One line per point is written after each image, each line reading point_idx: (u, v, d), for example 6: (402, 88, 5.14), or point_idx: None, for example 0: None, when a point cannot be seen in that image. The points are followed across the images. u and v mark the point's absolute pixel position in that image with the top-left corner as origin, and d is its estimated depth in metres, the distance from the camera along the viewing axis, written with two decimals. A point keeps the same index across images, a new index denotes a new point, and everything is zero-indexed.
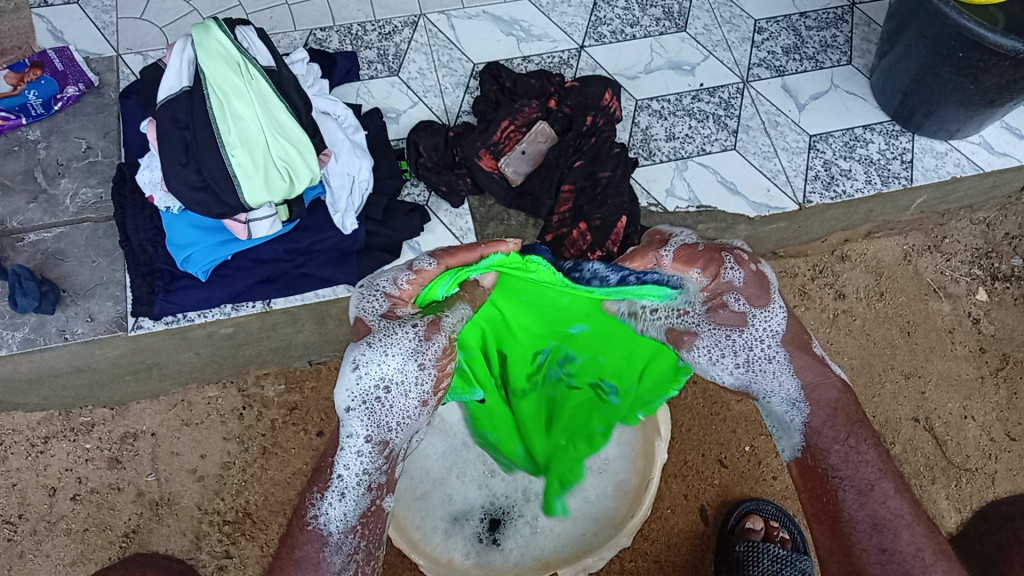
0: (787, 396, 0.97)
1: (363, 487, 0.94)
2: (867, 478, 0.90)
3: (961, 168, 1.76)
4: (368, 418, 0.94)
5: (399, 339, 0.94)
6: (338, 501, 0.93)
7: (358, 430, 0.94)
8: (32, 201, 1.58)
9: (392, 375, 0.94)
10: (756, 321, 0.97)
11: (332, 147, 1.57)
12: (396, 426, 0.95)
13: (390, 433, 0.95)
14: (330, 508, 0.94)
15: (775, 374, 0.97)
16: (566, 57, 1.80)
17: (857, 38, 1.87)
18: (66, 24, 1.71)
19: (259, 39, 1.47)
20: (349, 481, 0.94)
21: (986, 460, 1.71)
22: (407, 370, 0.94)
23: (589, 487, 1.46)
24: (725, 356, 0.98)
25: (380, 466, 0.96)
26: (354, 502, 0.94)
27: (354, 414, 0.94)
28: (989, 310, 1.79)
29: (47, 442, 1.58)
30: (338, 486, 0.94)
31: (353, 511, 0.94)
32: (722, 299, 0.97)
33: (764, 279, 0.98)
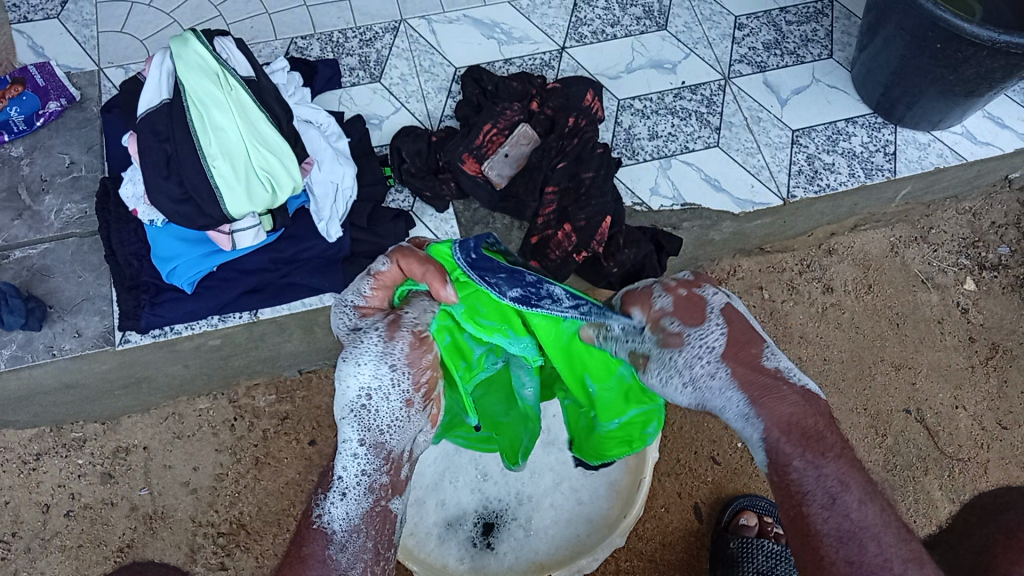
0: (739, 410, 0.88)
1: (363, 487, 0.94)
2: (827, 490, 0.82)
3: (945, 159, 1.76)
4: (358, 422, 0.94)
5: (365, 345, 0.95)
6: (339, 500, 0.94)
7: (351, 433, 0.94)
8: (16, 218, 1.58)
9: (368, 381, 0.94)
10: (691, 338, 0.90)
11: (315, 156, 1.57)
12: (389, 428, 0.95)
13: (382, 437, 0.95)
14: (332, 508, 0.95)
15: (722, 390, 0.89)
16: (548, 58, 1.80)
17: (838, 32, 1.87)
18: (46, 40, 1.71)
19: (238, 49, 1.48)
20: (349, 480, 0.95)
21: (978, 449, 1.72)
22: (381, 374, 0.95)
23: (581, 486, 1.48)
24: (671, 378, 0.91)
25: (380, 467, 0.95)
26: (354, 503, 0.95)
27: (343, 422, 0.95)
28: (977, 300, 1.80)
29: (39, 459, 1.58)
30: (339, 486, 0.95)
31: (354, 511, 0.95)
32: (660, 323, 0.93)
33: (698, 300, 0.93)
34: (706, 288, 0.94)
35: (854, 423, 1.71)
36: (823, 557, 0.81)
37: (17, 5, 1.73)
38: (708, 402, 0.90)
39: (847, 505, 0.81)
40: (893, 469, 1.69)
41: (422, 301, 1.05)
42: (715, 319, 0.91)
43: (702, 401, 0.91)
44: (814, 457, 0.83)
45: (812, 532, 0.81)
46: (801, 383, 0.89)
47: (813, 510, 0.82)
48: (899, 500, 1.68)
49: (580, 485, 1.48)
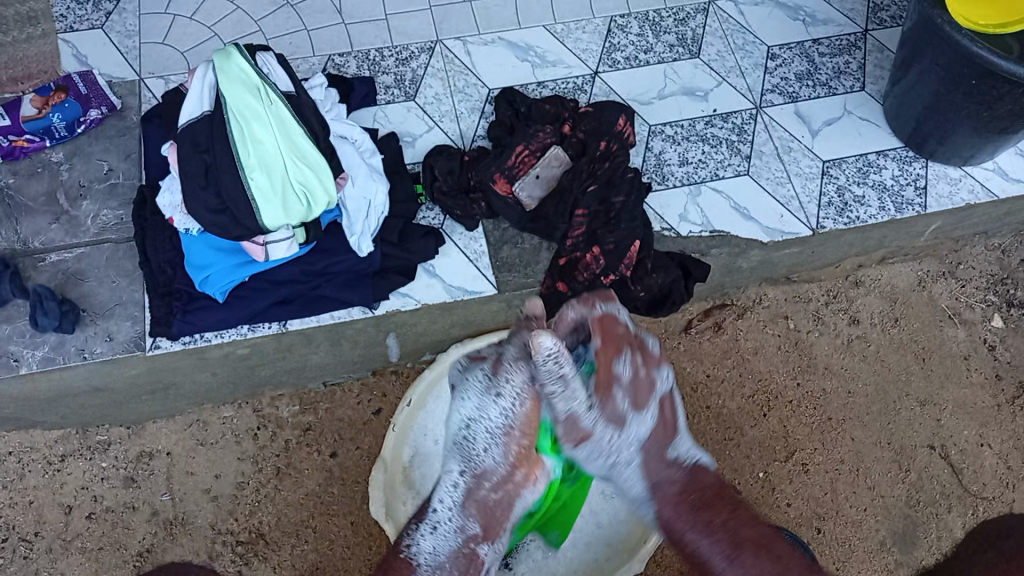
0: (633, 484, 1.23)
1: (451, 521, 1.24)
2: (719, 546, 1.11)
3: (975, 195, 1.76)
4: (461, 456, 1.25)
5: (471, 382, 1.25)
6: (430, 534, 1.23)
7: (454, 466, 1.26)
8: (54, 222, 1.60)
9: (472, 415, 1.24)
10: (632, 426, 1.19)
11: (349, 171, 1.58)
12: (487, 456, 1.24)
13: (478, 467, 1.24)
14: (421, 539, 1.23)
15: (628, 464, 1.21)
16: (580, 83, 1.82)
17: (870, 65, 1.89)
18: (90, 49, 1.75)
19: (279, 65, 1.51)
20: (441, 513, 1.24)
21: (1003, 489, 1.70)
22: (488, 405, 1.23)
23: (601, 510, 1.50)
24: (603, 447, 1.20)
25: (464, 509, 1.24)
26: (446, 536, 1.23)
27: (452, 456, 1.26)
28: (1004, 337, 1.79)
29: (64, 460, 1.60)
30: (433, 518, 1.24)
31: (440, 545, 1.22)
32: (613, 392, 1.17)
33: (649, 384, 1.19)
34: (659, 371, 1.21)
35: (877, 456, 1.70)
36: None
37: (64, 15, 1.77)
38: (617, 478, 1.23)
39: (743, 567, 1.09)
40: (916, 505, 1.67)
41: (523, 336, 1.20)
42: (652, 411, 1.20)
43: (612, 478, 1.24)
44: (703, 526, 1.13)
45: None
46: (691, 460, 1.23)
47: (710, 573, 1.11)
48: (922, 537, 1.66)
49: (599, 508, 1.50)
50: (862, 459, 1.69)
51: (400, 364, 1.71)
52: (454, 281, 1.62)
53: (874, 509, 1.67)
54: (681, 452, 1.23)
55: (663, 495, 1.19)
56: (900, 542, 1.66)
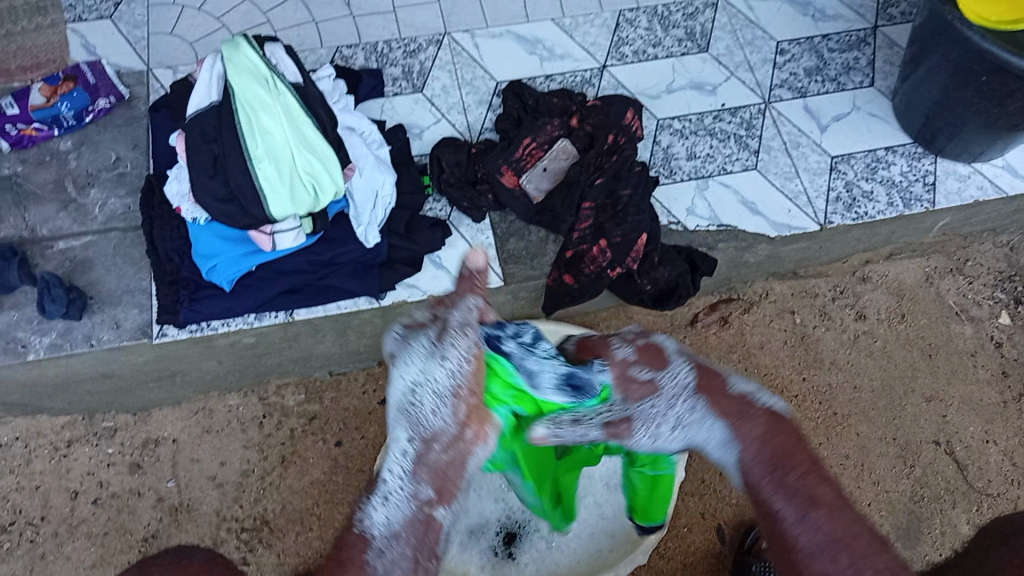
0: (690, 435, 0.97)
1: (404, 493, 0.91)
2: (797, 504, 0.83)
3: (984, 191, 1.75)
4: (408, 421, 0.97)
5: (415, 347, 0.99)
6: (381, 504, 0.91)
7: (401, 433, 0.97)
8: (62, 210, 1.60)
9: (414, 378, 0.97)
10: (666, 381, 0.98)
11: (357, 163, 1.60)
12: (436, 417, 0.95)
13: (426, 429, 0.95)
14: (374, 512, 0.91)
15: (701, 421, 0.95)
16: (589, 76, 1.82)
17: (879, 61, 1.88)
18: (100, 39, 1.75)
19: (288, 56, 1.51)
20: (391, 484, 0.93)
21: (1009, 486, 1.69)
22: (432, 369, 0.96)
23: (605, 501, 1.49)
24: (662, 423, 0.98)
25: (417, 476, 0.93)
26: (399, 505, 0.91)
27: (398, 423, 0.98)
28: (1012, 334, 1.79)
29: (70, 446, 1.60)
30: (382, 490, 0.93)
31: (395, 516, 0.90)
32: (630, 380, 1.00)
33: (657, 350, 1.01)
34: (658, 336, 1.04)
35: (882, 452, 1.69)
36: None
37: (73, 5, 1.78)
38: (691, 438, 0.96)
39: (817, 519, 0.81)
40: (921, 501, 1.67)
41: (472, 300, 0.97)
42: (678, 366, 0.99)
43: (688, 442, 0.98)
44: (779, 476, 0.86)
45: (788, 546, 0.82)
46: (766, 404, 0.94)
47: (783, 526, 0.82)
48: (926, 533, 1.65)
49: (604, 500, 1.49)
50: (866, 454, 1.69)
51: None
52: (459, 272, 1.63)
53: (879, 504, 1.66)
54: (747, 389, 0.97)
55: (744, 435, 0.91)
56: (904, 537, 1.65)
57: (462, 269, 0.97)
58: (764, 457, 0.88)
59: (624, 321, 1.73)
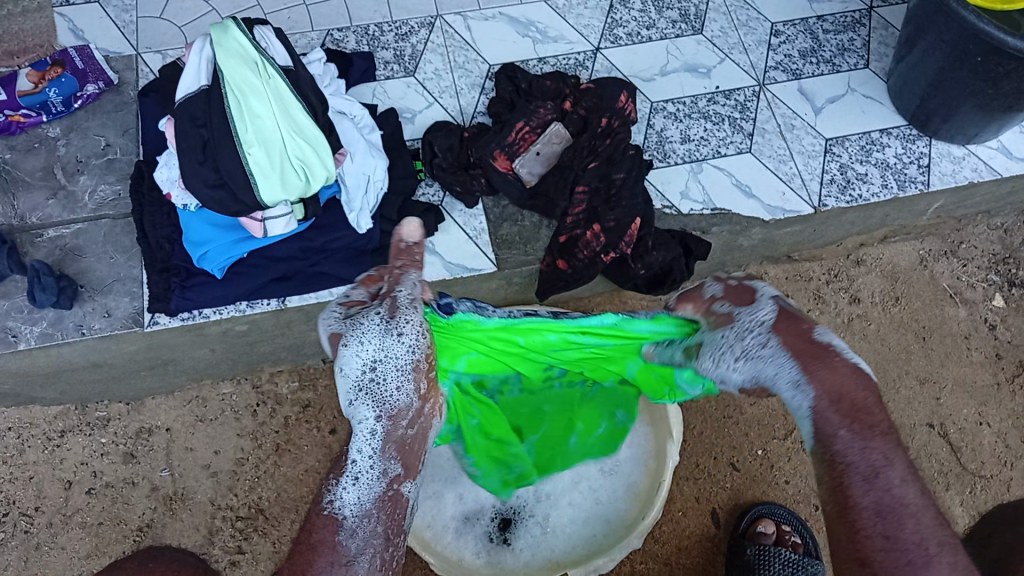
0: (789, 379, 0.94)
1: (375, 472, 1.03)
2: (871, 464, 0.88)
3: (979, 173, 1.75)
4: (369, 402, 1.03)
5: (366, 325, 1.01)
6: (352, 484, 1.03)
7: (367, 413, 1.04)
8: (51, 197, 1.59)
9: (372, 359, 1.01)
10: (742, 316, 0.99)
11: (348, 147, 1.57)
12: (399, 394, 1.04)
13: (390, 407, 1.04)
14: (345, 492, 1.03)
15: (773, 357, 0.95)
16: (582, 58, 1.81)
17: (874, 42, 1.87)
18: (87, 23, 1.73)
19: (277, 39, 1.49)
20: (362, 465, 1.03)
21: (1000, 467, 1.70)
22: (391, 346, 1.01)
23: (600, 486, 1.48)
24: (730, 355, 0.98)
25: (387, 451, 1.05)
26: (372, 481, 1.04)
27: (357, 404, 1.04)
28: (1005, 316, 1.79)
29: (63, 436, 1.59)
30: (353, 471, 1.03)
31: (367, 495, 1.03)
32: (710, 312, 1.03)
33: (748, 290, 1.01)
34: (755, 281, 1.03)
35: None
36: (858, 531, 0.87)
37: None
38: (761, 375, 0.97)
39: (889, 479, 0.88)
40: None
41: (414, 274, 1.03)
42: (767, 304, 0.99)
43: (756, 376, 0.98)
44: (862, 428, 0.90)
45: (851, 503, 0.88)
46: (854, 359, 0.95)
47: (851, 481, 0.89)
48: None
49: (599, 485, 1.48)
50: None
51: None
52: (452, 257, 1.62)
53: None
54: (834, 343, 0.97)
55: (824, 381, 0.92)
56: None
57: (399, 243, 1.04)
58: (827, 403, 0.92)
59: (618, 306, 1.73)
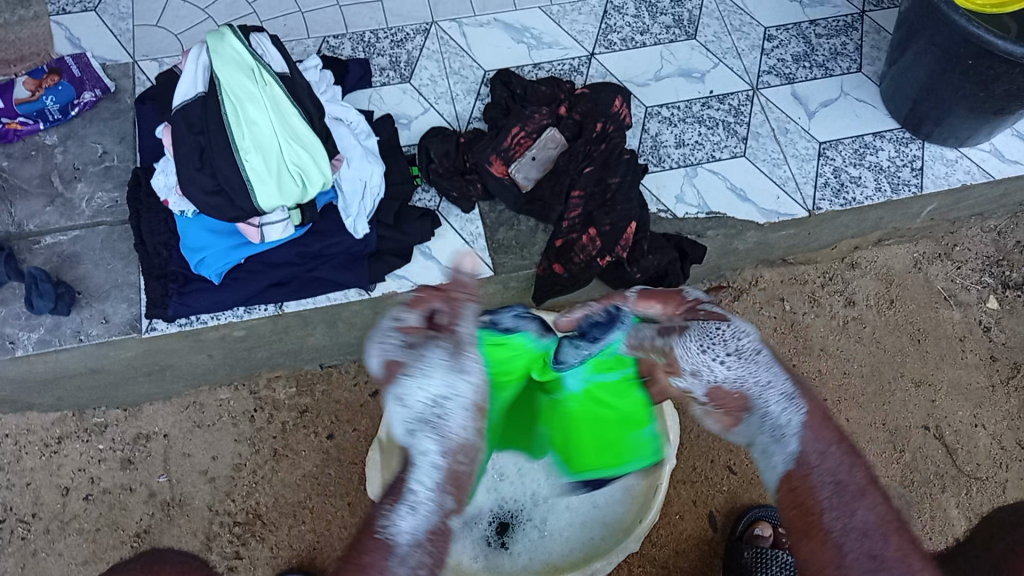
0: (782, 393, 0.88)
1: (434, 507, 0.80)
2: (857, 485, 0.81)
3: (972, 175, 1.76)
4: (432, 437, 0.83)
5: (431, 355, 0.84)
6: (409, 513, 0.79)
7: (429, 445, 0.82)
8: (49, 204, 1.60)
9: (438, 390, 0.83)
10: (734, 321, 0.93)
11: (345, 154, 1.59)
12: (465, 430, 0.84)
13: (456, 443, 0.83)
14: (400, 521, 0.79)
15: (765, 366, 0.91)
16: (577, 64, 1.82)
17: (866, 46, 1.88)
18: (84, 32, 1.74)
19: (274, 46, 1.50)
20: (422, 496, 0.80)
21: (997, 469, 1.70)
22: (458, 381, 0.84)
23: (598, 491, 1.46)
24: (717, 346, 0.91)
25: (451, 492, 0.82)
26: (428, 516, 0.80)
27: (413, 439, 0.83)
28: (1000, 318, 1.80)
29: (61, 442, 1.60)
30: (410, 500, 0.80)
31: (423, 528, 0.79)
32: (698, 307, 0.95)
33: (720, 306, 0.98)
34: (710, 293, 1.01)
35: (872, 437, 1.70)
36: (845, 555, 0.77)
37: None
38: (750, 378, 0.89)
39: (876, 507, 0.79)
40: (911, 485, 1.68)
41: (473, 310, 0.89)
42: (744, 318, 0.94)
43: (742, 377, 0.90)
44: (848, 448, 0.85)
45: (826, 526, 0.78)
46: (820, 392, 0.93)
47: (823, 510, 0.80)
48: (916, 518, 1.67)
49: (597, 489, 1.46)
50: (857, 440, 1.70)
51: None
52: (449, 263, 1.62)
53: None
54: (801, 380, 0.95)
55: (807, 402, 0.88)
56: None
57: (457, 277, 0.88)
58: (813, 420, 0.87)
59: None
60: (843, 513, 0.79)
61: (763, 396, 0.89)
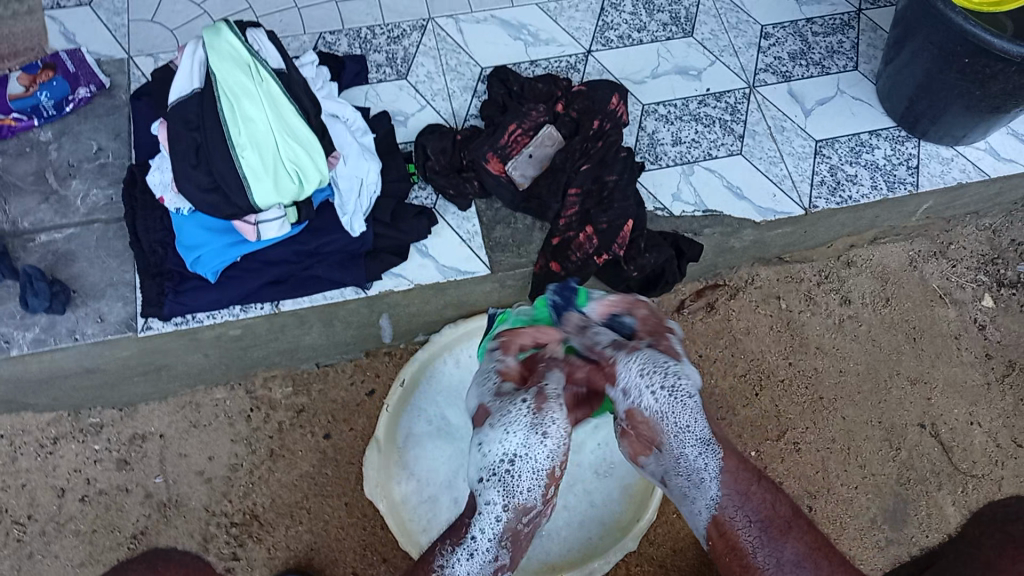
0: (700, 437, 1.12)
1: (488, 553, 1.12)
2: (790, 557, 1.12)
3: (967, 174, 1.76)
4: (502, 489, 1.08)
5: (514, 418, 1.10)
6: (465, 559, 1.12)
7: (495, 496, 1.09)
8: (43, 202, 1.58)
9: (515, 451, 1.08)
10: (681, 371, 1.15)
11: (342, 151, 1.58)
12: (530, 493, 1.09)
13: (522, 500, 1.09)
14: (457, 564, 1.13)
15: (691, 410, 1.12)
16: (574, 61, 1.81)
17: (863, 44, 1.88)
18: (78, 26, 1.72)
19: (269, 40, 1.49)
20: (479, 544, 1.12)
21: (992, 466, 1.72)
22: (533, 445, 1.08)
23: (594, 489, 1.51)
24: (651, 374, 1.13)
25: (504, 539, 1.11)
26: (483, 562, 1.13)
27: (488, 486, 1.09)
28: (994, 317, 1.81)
29: (56, 442, 1.60)
30: (469, 546, 1.12)
31: (476, 569, 1.13)
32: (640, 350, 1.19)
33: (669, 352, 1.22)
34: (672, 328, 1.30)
35: (867, 435, 1.71)
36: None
37: None
38: (671, 415, 1.11)
39: (796, 556, 1.12)
40: (906, 483, 1.69)
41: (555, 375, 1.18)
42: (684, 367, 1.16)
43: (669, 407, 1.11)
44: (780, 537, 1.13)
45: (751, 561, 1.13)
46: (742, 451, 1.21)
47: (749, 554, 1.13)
48: (912, 515, 1.68)
49: (593, 487, 1.51)
50: (852, 438, 1.71)
51: (393, 346, 1.72)
52: (446, 262, 1.62)
53: (865, 486, 1.69)
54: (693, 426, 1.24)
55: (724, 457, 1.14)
56: (890, 520, 1.68)
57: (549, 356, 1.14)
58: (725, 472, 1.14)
59: None
60: (768, 548, 1.13)
61: (682, 440, 1.12)
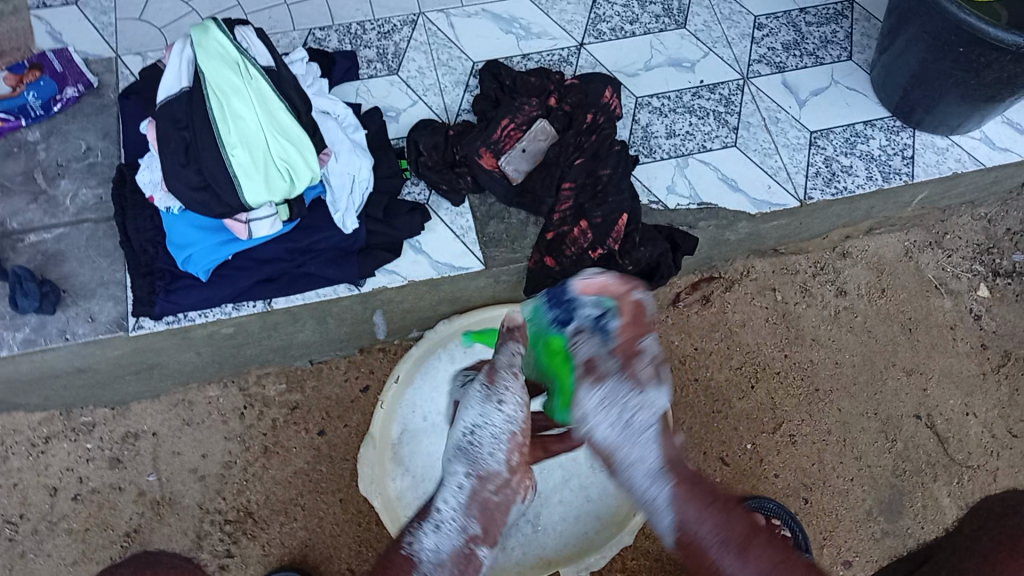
0: (648, 469, 0.90)
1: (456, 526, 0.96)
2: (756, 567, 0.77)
3: (963, 164, 1.75)
4: (466, 458, 1.02)
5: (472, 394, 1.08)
6: (431, 530, 0.95)
7: (461, 470, 1.02)
8: (32, 202, 1.57)
9: (474, 419, 1.05)
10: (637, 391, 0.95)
11: (333, 147, 1.56)
12: (492, 459, 1.02)
13: (486, 466, 1.02)
14: (422, 538, 0.95)
15: (641, 433, 0.93)
16: (566, 54, 1.80)
17: (857, 34, 1.87)
18: (66, 24, 1.71)
19: (258, 38, 1.48)
20: (444, 516, 0.97)
21: (988, 457, 1.71)
22: (490, 409, 1.05)
23: (590, 484, 1.50)
24: (603, 401, 0.95)
25: (471, 517, 0.98)
26: (450, 537, 0.96)
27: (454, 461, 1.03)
28: (990, 307, 1.80)
29: (48, 442, 1.59)
30: (434, 522, 0.97)
31: (441, 543, 0.94)
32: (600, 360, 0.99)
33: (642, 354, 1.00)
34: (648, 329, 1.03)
35: (864, 427, 1.71)
36: None
37: None
38: (617, 443, 0.93)
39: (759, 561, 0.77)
40: (903, 474, 1.69)
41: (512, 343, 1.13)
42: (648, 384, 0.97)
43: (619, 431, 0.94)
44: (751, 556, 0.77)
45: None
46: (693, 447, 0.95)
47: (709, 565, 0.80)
48: (908, 506, 1.68)
49: (589, 482, 1.50)
50: (849, 430, 1.70)
51: (387, 342, 1.71)
52: (440, 258, 1.60)
53: (862, 478, 1.68)
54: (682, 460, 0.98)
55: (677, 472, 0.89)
56: (887, 511, 1.67)
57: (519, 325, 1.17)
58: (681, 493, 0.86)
59: None
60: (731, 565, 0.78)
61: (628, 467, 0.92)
